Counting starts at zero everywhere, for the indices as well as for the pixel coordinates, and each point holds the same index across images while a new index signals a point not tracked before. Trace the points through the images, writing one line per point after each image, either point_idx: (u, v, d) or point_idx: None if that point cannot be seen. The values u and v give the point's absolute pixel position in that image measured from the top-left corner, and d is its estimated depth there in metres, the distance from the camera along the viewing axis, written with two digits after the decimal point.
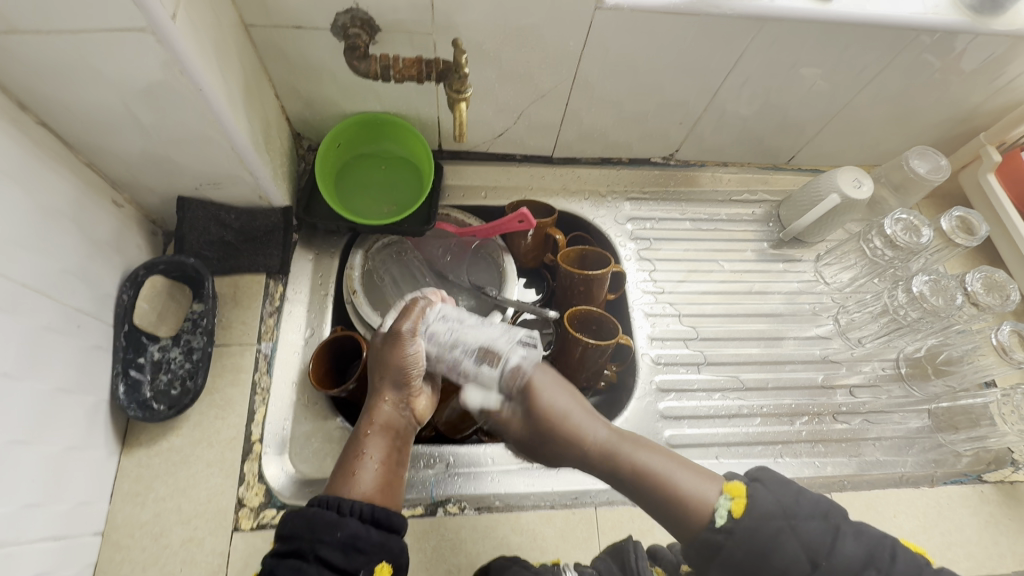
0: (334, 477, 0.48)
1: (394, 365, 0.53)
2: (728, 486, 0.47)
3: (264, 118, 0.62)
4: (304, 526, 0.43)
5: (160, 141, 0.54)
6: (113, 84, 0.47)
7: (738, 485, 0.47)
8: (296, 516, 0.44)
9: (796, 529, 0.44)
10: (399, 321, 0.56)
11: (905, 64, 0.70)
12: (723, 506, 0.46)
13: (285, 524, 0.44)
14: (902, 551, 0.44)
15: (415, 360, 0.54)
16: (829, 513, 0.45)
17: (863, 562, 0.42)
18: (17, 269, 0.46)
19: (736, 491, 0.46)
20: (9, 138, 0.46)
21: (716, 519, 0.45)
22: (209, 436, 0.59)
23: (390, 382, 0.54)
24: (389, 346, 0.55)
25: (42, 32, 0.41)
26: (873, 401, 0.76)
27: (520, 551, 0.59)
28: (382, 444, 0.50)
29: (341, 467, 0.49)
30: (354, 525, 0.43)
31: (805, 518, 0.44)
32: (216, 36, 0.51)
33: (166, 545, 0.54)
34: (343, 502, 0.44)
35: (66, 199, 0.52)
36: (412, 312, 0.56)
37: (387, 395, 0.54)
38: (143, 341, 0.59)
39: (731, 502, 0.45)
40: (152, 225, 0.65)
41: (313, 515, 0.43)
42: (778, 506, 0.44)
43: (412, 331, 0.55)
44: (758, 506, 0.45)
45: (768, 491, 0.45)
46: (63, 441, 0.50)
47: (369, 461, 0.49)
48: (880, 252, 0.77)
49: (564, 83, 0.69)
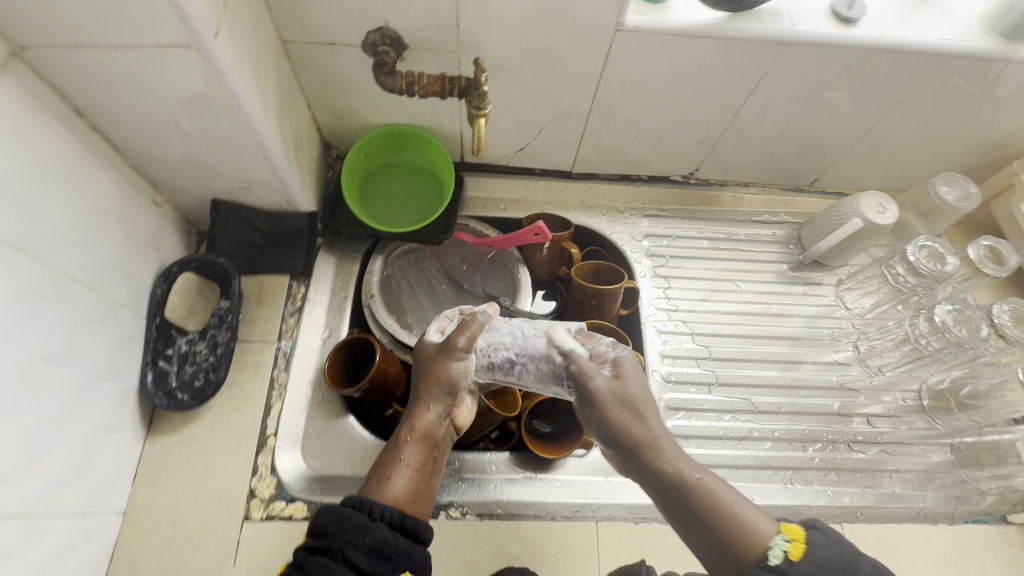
0: (369, 481, 0.49)
1: (439, 376, 0.54)
2: (785, 527, 0.42)
3: (296, 128, 0.66)
4: (335, 527, 0.43)
5: (198, 146, 0.57)
6: (159, 94, 0.50)
7: (796, 529, 0.42)
8: (326, 513, 0.44)
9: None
10: (455, 334, 0.55)
11: (934, 89, 0.69)
12: (779, 547, 0.41)
13: (315, 519, 0.44)
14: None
15: (463, 373, 0.55)
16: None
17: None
18: (64, 261, 0.49)
19: (795, 534, 0.42)
20: (63, 139, 0.49)
21: (768, 558, 0.41)
22: (227, 427, 0.62)
23: (435, 394, 0.54)
24: (440, 357, 0.55)
25: (97, 46, 0.45)
26: (893, 432, 0.74)
27: (518, 560, 0.59)
28: (419, 451, 0.52)
29: (375, 472, 0.50)
30: (384, 532, 0.43)
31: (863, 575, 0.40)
32: (256, 52, 0.54)
33: (181, 530, 0.57)
34: (374, 506, 0.45)
35: (111, 198, 0.55)
36: (471, 326, 0.56)
37: (433, 403, 0.54)
38: (172, 333, 0.62)
39: (789, 544, 0.41)
40: (188, 224, 0.69)
41: (345, 515, 0.44)
42: (836, 558, 0.41)
43: (466, 347, 0.55)
44: (817, 552, 0.40)
45: (827, 541, 0.41)
46: (94, 424, 0.53)
47: (404, 468, 0.50)
48: (902, 279, 0.75)
49: (584, 101, 0.71)
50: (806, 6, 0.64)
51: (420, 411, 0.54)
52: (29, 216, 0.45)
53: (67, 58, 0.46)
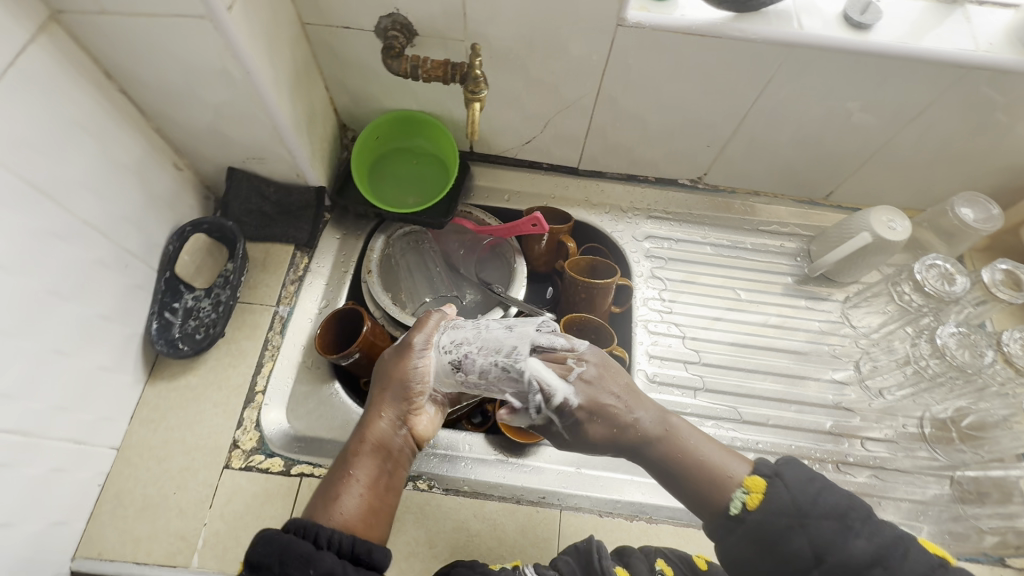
0: (317, 498, 0.48)
1: (396, 378, 0.55)
2: (748, 479, 0.49)
3: (309, 104, 0.70)
4: (276, 556, 0.42)
5: (214, 114, 0.62)
6: (177, 62, 0.55)
7: (759, 480, 0.48)
8: (266, 543, 0.43)
9: (808, 528, 0.45)
10: (410, 333, 0.57)
11: (956, 102, 0.66)
12: (740, 498, 0.48)
13: (254, 549, 0.43)
14: (917, 550, 0.45)
15: (419, 374, 0.55)
16: (848, 513, 0.46)
17: (870, 560, 0.44)
18: (82, 208, 0.54)
19: (755, 487, 0.48)
20: (92, 98, 0.54)
21: (729, 508, 0.48)
22: (220, 380, 0.66)
23: (391, 399, 0.54)
24: (396, 361, 0.56)
25: (124, 14, 0.49)
26: (888, 457, 0.71)
27: (477, 537, 0.60)
28: (370, 465, 0.50)
29: (324, 485, 0.49)
30: (329, 561, 0.42)
31: (818, 517, 0.46)
32: (271, 28, 0.58)
33: (166, 470, 0.61)
34: (322, 534, 0.44)
35: (134, 156, 0.60)
36: (426, 324, 0.58)
37: (389, 411, 0.54)
38: (180, 288, 0.67)
39: (747, 495, 0.48)
40: (206, 190, 0.74)
41: (288, 544, 0.42)
42: (790, 505, 0.46)
43: (423, 344, 0.56)
44: (773, 502, 0.47)
45: (786, 489, 0.47)
46: (96, 360, 0.57)
47: (353, 483, 0.49)
48: (906, 299, 0.74)
49: (588, 97, 0.72)
50: (817, 10, 0.63)
51: (375, 419, 0.53)
52: (52, 162, 0.50)
53: (97, 25, 0.50)
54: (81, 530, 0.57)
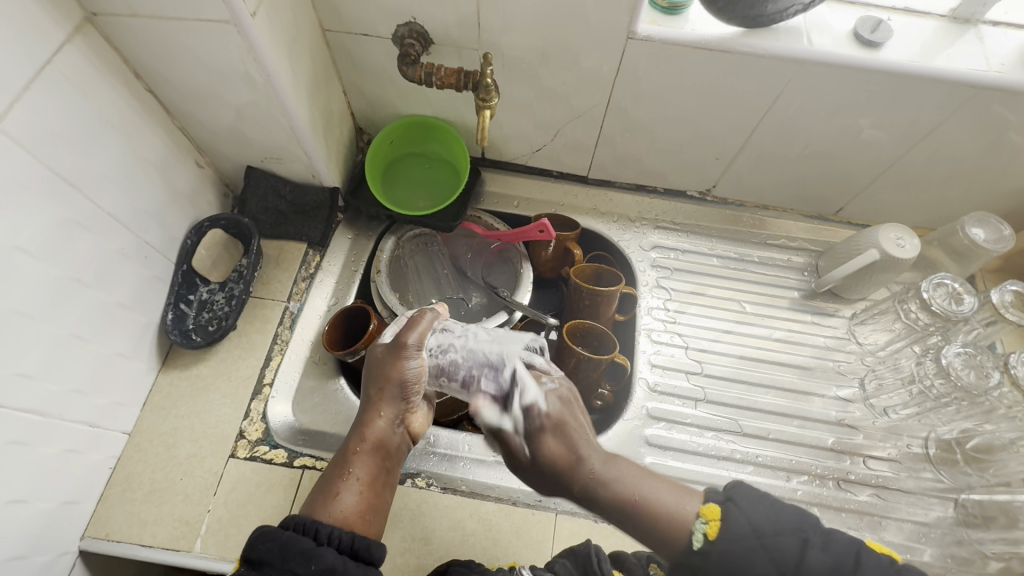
0: (317, 494, 0.50)
1: (392, 377, 0.55)
2: (705, 508, 0.47)
3: (327, 108, 0.72)
4: (277, 552, 0.42)
5: (236, 115, 0.64)
6: (202, 63, 0.57)
7: (713, 508, 0.47)
8: (267, 540, 0.43)
9: (768, 547, 0.43)
10: (404, 331, 0.58)
11: (967, 121, 0.66)
12: (699, 529, 0.46)
13: (253, 546, 0.44)
14: (868, 555, 0.43)
15: (415, 375, 0.56)
16: (802, 526, 0.45)
17: (830, 572, 0.42)
18: (106, 200, 0.57)
19: (713, 515, 0.46)
20: (121, 96, 0.57)
21: (692, 542, 0.46)
22: (230, 371, 0.68)
23: (388, 399, 0.55)
24: (390, 361, 0.56)
25: (154, 17, 0.52)
26: (891, 477, 0.70)
27: (472, 537, 0.61)
28: (369, 463, 0.52)
29: (325, 485, 0.50)
30: (330, 557, 0.43)
31: (778, 535, 0.44)
32: (293, 34, 0.60)
33: (175, 456, 0.62)
34: (320, 530, 0.45)
35: (157, 153, 0.63)
36: (420, 323, 0.58)
37: (385, 410, 0.55)
38: (196, 281, 0.69)
39: (708, 525, 0.46)
40: (226, 188, 0.76)
41: (288, 540, 0.43)
42: (750, 528, 0.44)
43: (416, 345, 0.56)
44: (731, 527, 0.45)
45: (743, 513, 0.45)
46: (113, 347, 0.60)
47: (352, 480, 0.50)
48: (914, 317, 0.72)
49: (598, 107, 0.73)
50: (828, 27, 0.64)
51: (374, 418, 0.54)
52: (80, 155, 0.53)
53: (129, 27, 0.53)
54: (92, 510, 0.59)
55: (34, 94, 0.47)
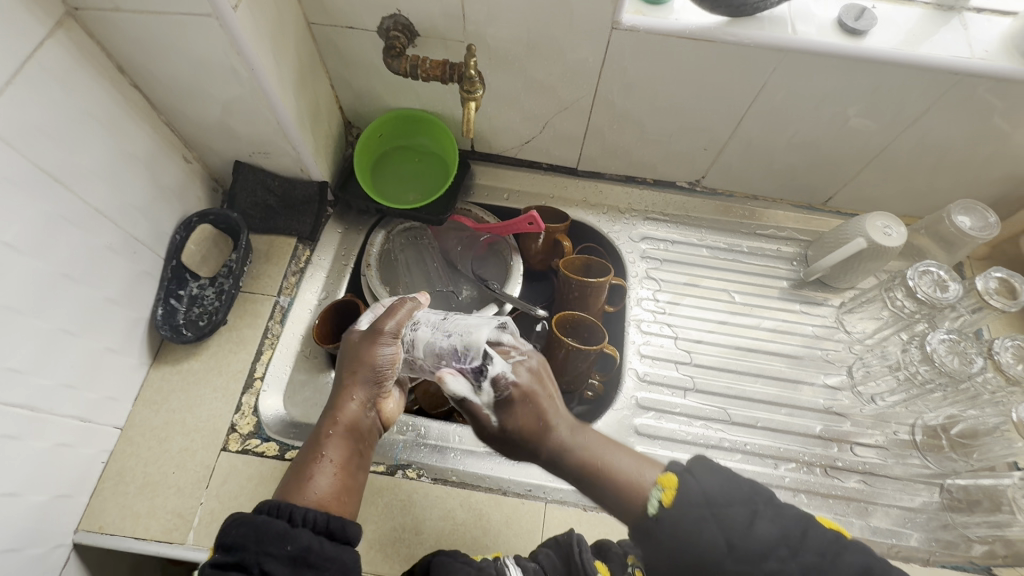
0: (292, 475, 0.51)
1: (366, 365, 0.57)
2: (663, 477, 0.49)
3: (315, 102, 0.72)
4: (251, 537, 0.44)
5: (222, 108, 0.64)
6: (187, 58, 0.57)
7: (671, 476, 0.49)
8: (240, 525, 0.45)
9: (717, 515, 0.45)
10: (382, 319, 0.59)
11: (951, 109, 0.66)
12: (656, 497, 0.48)
13: (227, 532, 0.45)
14: (815, 529, 0.45)
15: (389, 363, 0.57)
16: (752, 497, 0.46)
17: (776, 542, 0.44)
18: (91, 195, 0.57)
19: (670, 482, 0.48)
20: (105, 90, 0.57)
21: (649, 507, 0.48)
22: (221, 365, 0.68)
23: (361, 385, 0.57)
24: (366, 346, 0.57)
25: (136, 11, 0.52)
26: (878, 463, 0.70)
27: (463, 527, 0.61)
28: (341, 446, 0.54)
29: (299, 467, 0.52)
30: (305, 538, 0.45)
31: (728, 504, 0.46)
32: (277, 27, 0.60)
33: (167, 449, 0.63)
34: (294, 512, 0.46)
35: (144, 148, 0.63)
36: (398, 311, 0.59)
37: (357, 394, 0.56)
38: (186, 277, 0.70)
39: (663, 492, 0.48)
40: (215, 182, 0.76)
41: (261, 525, 0.45)
42: (702, 495, 0.46)
43: (393, 332, 0.58)
44: (683, 496, 0.47)
45: (696, 483, 0.47)
46: (103, 342, 0.60)
47: (326, 463, 0.52)
48: (901, 304, 0.72)
49: (586, 98, 0.73)
50: (813, 16, 0.64)
51: (345, 402, 0.56)
52: (65, 151, 0.53)
53: (111, 21, 0.53)
54: (85, 503, 0.59)
55: (16, 89, 0.47)
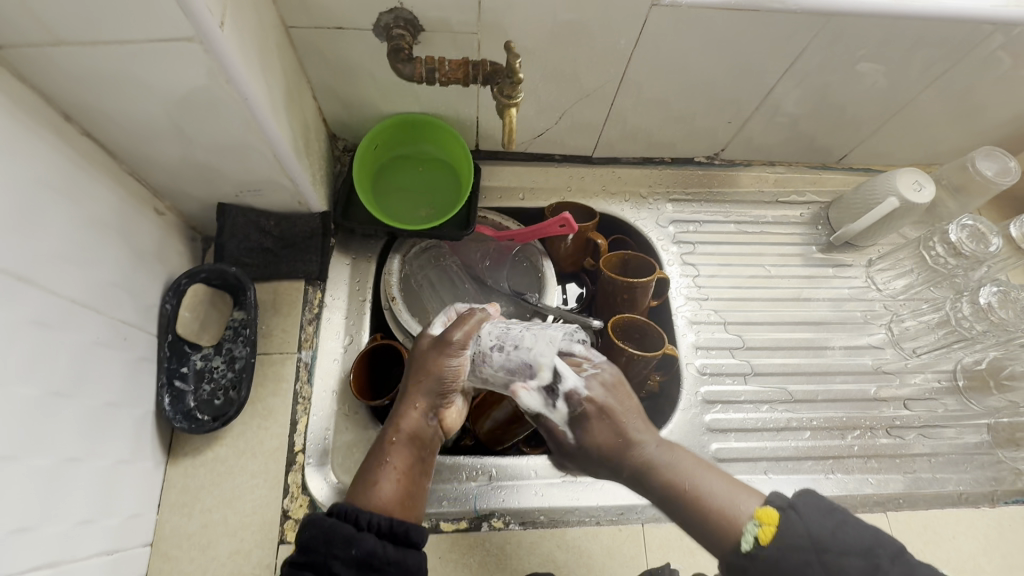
0: (355, 483, 0.47)
1: (432, 373, 0.53)
2: (759, 511, 0.43)
3: (304, 122, 0.61)
4: (321, 538, 0.42)
5: (201, 148, 0.52)
6: (156, 94, 0.45)
7: (771, 511, 0.43)
8: (311, 526, 0.43)
9: (829, 563, 0.40)
10: (450, 329, 0.54)
11: (977, 60, 0.65)
12: (751, 532, 0.43)
13: (302, 532, 0.44)
14: None
15: (456, 373, 0.53)
16: (873, 549, 0.40)
17: None
18: (64, 285, 0.45)
19: (768, 518, 0.43)
20: (53, 148, 0.44)
21: (741, 544, 0.43)
22: (253, 447, 0.59)
23: (425, 393, 0.52)
24: (433, 355, 0.53)
25: (87, 43, 0.39)
26: (930, 415, 0.73)
27: (565, 569, 0.58)
28: (405, 453, 0.49)
29: (362, 474, 0.48)
30: (370, 544, 0.42)
31: (844, 553, 0.40)
32: (261, 41, 0.49)
33: (214, 557, 0.54)
34: (360, 515, 0.43)
35: (109, 209, 0.51)
36: (467, 321, 0.54)
37: (419, 402, 0.52)
38: (186, 350, 0.58)
39: (759, 529, 0.43)
40: (191, 231, 0.64)
41: (331, 526, 0.42)
42: (807, 537, 0.41)
43: (461, 343, 0.53)
44: (787, 535, 0.41)
45: (801, 521, 0.42)
46: (113, 455, 0.49)
47: (390, 469, 0.48)
48: (941, 260, 0.76)
49: (611, 83, 0.66)
50: None
51: (404, 410, 0.52)
52: (23, 239, 0.41)
53: (48, 57, 0.40)
54: None
55: None
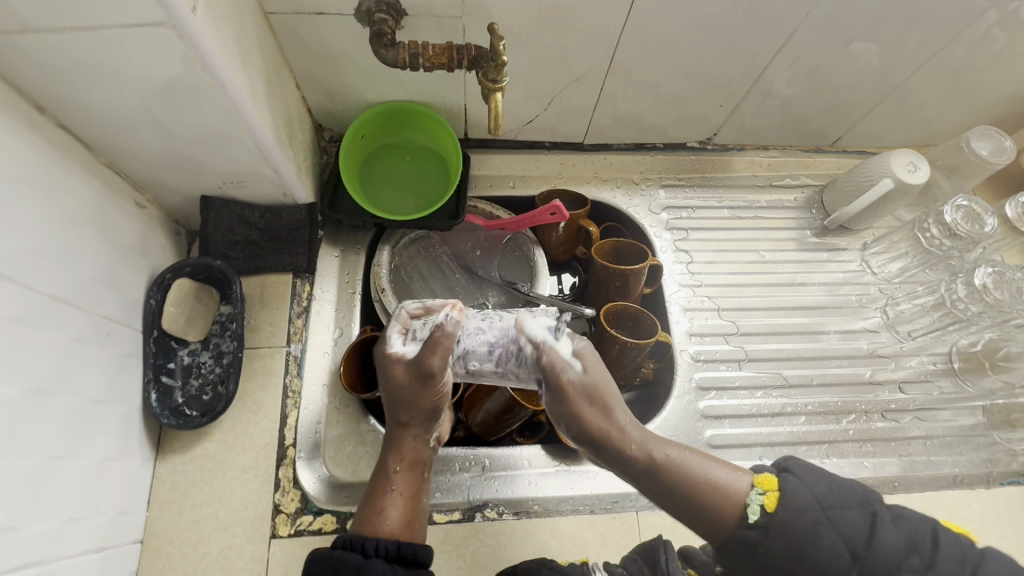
0: (361, 512, 0.47)
1: (418, 400, 0.50)
2: (760, 479, 0.44)
3: (286, 110, 0.60)
4: (329, 573, 0.42)
5: (180, 139, 0.51)
6: (132, 83, 0.44)
7: (770, 478, 0.44)
8: (318, 562, 0.43)
9: (833, 520, 0.41)
10: (423, 356, 0.48)
11: (971, 38, 0.65)
12: (755, 501, 0.43)
13: (310, 569, 0.43)
14: (946, 532, 0.40)
15: (443, 395, 0.50)
16: (867, 499, 0.42)
17: (906, 550, 0.39)
18: (43, 281, 0.44)
19: (769, 485, 0.44)
20: (26, 140, 0.43)
21: (747, 515, 0.43)
22: (243, 442, 0.58)
23: (416, 417, 0.51)
24: (413, 383, 0.49)
25: (56, 30, 0.38)
26: (925, 399, 0.72)
27: (560, 558, 0.57)
28: (408, 477, 0.50)
29: (367, 502, 0.48)
30: (378, 568, 0.41)
31: (842, 507, 0.41)
32: (237, 25, 0.47)
33: (206, 553, 0.53)
34: (368, 543, 0.44)
35: (88, 203, 0.50)
36: (441, 344, 0.47)
37: (413, 425, 0.51)
38: (172, 345, 0.58)
39: (764, 496, 0.43)
40: (175, 224, 0.63)
41: (337, 558, 0.42)
42: (812, 499, 0.42)
43: (440, 369, 0.48)
44: (790, 498, 0.42)
45: (801, 484, 0.43)
46: (99, 453, 0.49)
47: (396, 495, 0.48)
48: (936, 241, 0.75)
49: (600, 66, 0.65)
50: None
51: (400, 433, 0.51)
52: None
53: (15, 45, 0.39)
54: None
55: None
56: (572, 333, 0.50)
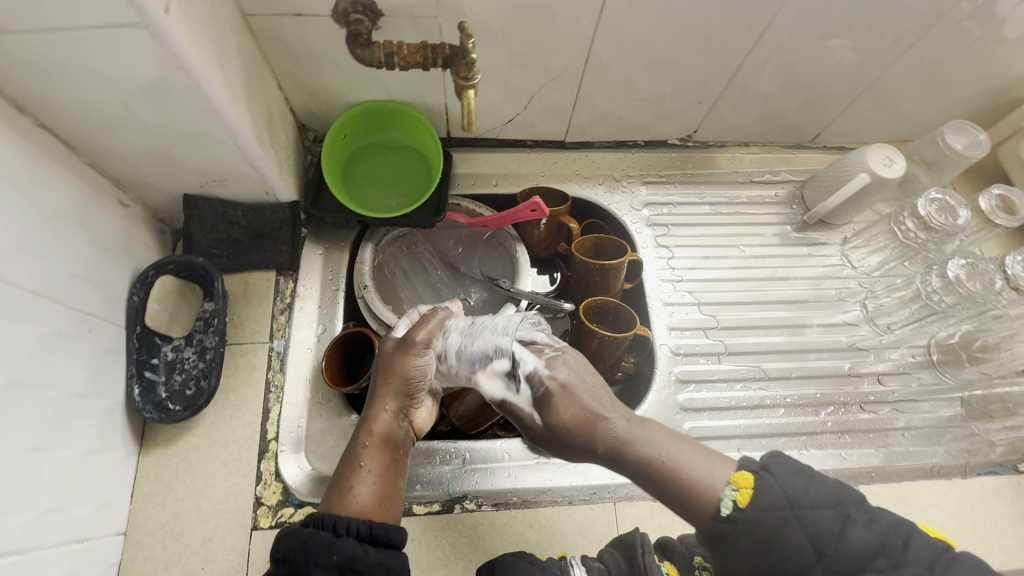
0: (331, 489, 0.47)
1: (399, 375, 0.52)
2: (736, 476, 0.44)
3: (268, 111, 0.61)
4: (299, 550, 0.41)
5: (162, 139, 0.52)
6: (111, 84, 0.45)
7: (746, 476, 0.44)
8: (289, 539, 0.42)
9: (802, 519, 0.42)
10: (415, 328, 0.54)
11: (942, 33, 0.66)
12: (729, 497, 0.44)
13: (279, 547, 0.43)
14: (916, 535, 0.42)
15: (423, 373, 0.53)
16: (842, 500, 0.43)
17: (873, 551, 0.40)
18: (26, 277, 0.45)
19: (744, 482, 0.44)
20: (9, 141, 0.45)
21: (721, 509, 0.43)
22: (225, 435, 0.59)
23: (392, 394, 0.52)
24: (399, 355, 0.53)
25: (34, 33, 0.39)
26: (903, 391, 0.73)
27: (537, 548, 0.58)
28: (379, 454, 0.49)
29: (337, 479, 0.47)
30: (352, 546, 0.42)
31: (815, 508, 0.42)
32: (215, 28, 0.49)
33: (187, 544, 0.54)
34: (339, 521, 0.43)
35: (70, 201, 0.51)
36: (431, 320, 0.55)
37: (389, 403, 0.52)
38: (156, 341, 0.59)
39: (737, 493, 0.43)
40: (160, 223, 0.65)
41: (308, 535, 0.42)
42: (784, 497, 0.42)
43: (424, 342, 0.53)
44: (764, 497, 0.43)
45: (777, 483, 0.43)
46: (81, 446, 0.50)
47: (367, 472, 0.48)
48: (912, 235, 0.76)
49: (576, 65, 0.66)
50: None
51: (375, 412, 0.51)
52: None
53: None
54: None
55: None
56: (546, 342, 0.54)
